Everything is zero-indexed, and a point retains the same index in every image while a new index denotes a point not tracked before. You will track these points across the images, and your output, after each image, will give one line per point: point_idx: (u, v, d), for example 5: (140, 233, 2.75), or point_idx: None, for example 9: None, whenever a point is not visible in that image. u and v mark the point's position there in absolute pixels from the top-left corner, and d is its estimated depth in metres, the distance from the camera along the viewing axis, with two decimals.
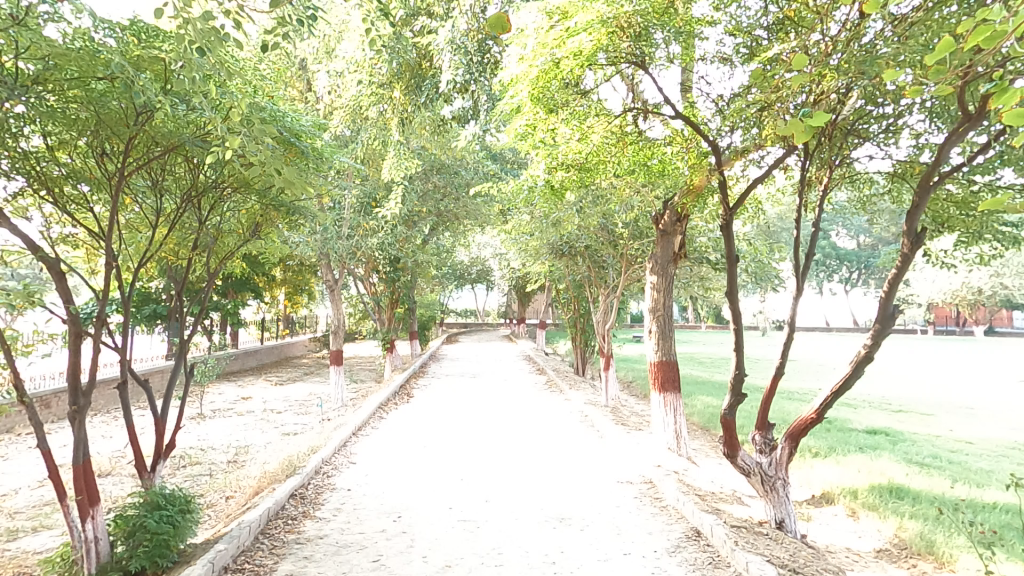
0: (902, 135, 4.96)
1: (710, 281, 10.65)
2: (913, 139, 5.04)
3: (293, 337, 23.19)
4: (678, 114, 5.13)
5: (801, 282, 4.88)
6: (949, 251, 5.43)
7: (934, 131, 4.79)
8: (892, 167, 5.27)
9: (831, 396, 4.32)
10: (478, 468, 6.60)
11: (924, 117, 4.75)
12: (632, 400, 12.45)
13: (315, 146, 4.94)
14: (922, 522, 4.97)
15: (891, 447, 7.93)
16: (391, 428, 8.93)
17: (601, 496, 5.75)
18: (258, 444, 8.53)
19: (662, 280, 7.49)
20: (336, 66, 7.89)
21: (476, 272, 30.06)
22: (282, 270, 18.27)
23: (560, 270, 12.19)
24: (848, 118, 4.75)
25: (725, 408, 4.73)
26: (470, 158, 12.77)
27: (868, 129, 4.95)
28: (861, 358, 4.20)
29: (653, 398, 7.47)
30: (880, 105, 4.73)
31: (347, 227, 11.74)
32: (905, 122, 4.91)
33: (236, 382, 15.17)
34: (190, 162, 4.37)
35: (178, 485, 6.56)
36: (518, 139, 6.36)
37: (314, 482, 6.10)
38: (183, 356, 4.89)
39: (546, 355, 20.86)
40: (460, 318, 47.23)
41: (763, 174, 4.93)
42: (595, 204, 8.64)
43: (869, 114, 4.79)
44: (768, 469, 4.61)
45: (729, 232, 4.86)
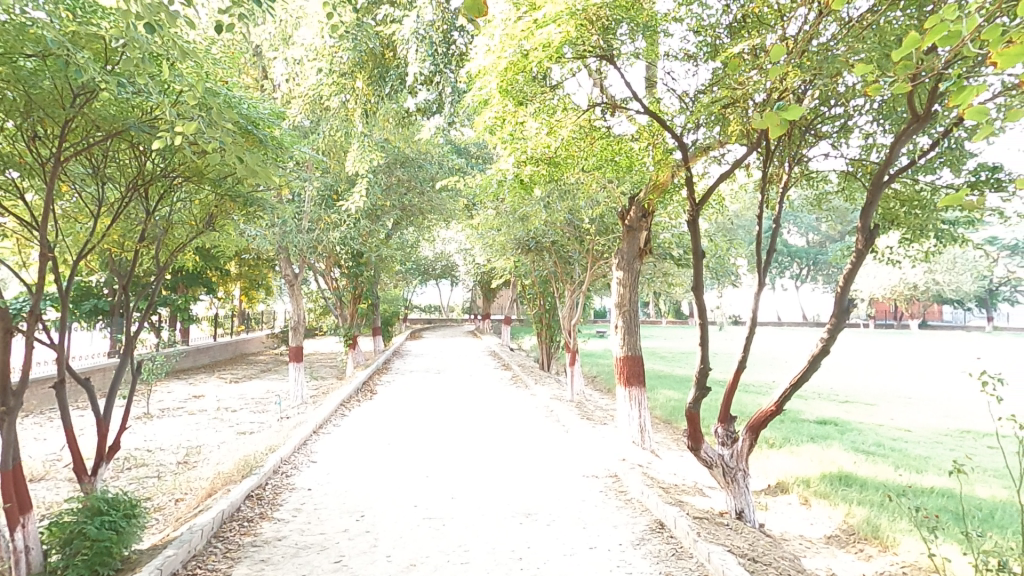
0: (852, 136, 5.16)
1: (673, 277, 10.87)
2: (862, 139, 5.25)
3: (249, 333, 22.40)
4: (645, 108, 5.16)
5: (762, 278, 4.99)
6: (894, 247, 5.70)
7: (882, 132, 5.00)
8: (845, 168, 5.47)
9: (790, 389, 4.44)
10: (444, 465, 6.50)
11: (873, 118, 4.95)
12: (596, 394, 12.62)
13: (274, 135, 4.72)
14: (869, 507, 5.19)
15: (839, 436, 8.29)
16: (353, 425, 8.70)
17: (567, 490, 5.77)
18: (211, 444, 8.17)
19: (628, 275, 7.51)
20: (295, 54, 7.59)
21: (440, 268, 29.74)
22: (238, 264, 17.63)
23: (526, 266, 12.17)
24: (804, 119, 4.91)
25: (690, 401, 4.81)
26: (434, 151, 12.57)
27: (822, 129, 5.12)
28: (818, 351, 4.32)
29: (618, 393, 7.55)
30: (832, 107, 4.92)
31: (307, 220, 11.39)
32: (855, 123, 5.11)
33: (187, 380, 14.51)
34: (139, 149, 4.11)
35: (122, 488, 6.19)
36: (485, 132, 6.27)
37: (272, 482, 5.88)
38: (129, 353, 4.59)
39: (511, 351, 20.93)
40: (423, 314, 46.65)
41: (729, 171, 4.99)
42: (561, 198, 8.64)
43: (825, 114, 4.94)
44: (729, 461, 4.72)
45: (695, 227, 4.92)
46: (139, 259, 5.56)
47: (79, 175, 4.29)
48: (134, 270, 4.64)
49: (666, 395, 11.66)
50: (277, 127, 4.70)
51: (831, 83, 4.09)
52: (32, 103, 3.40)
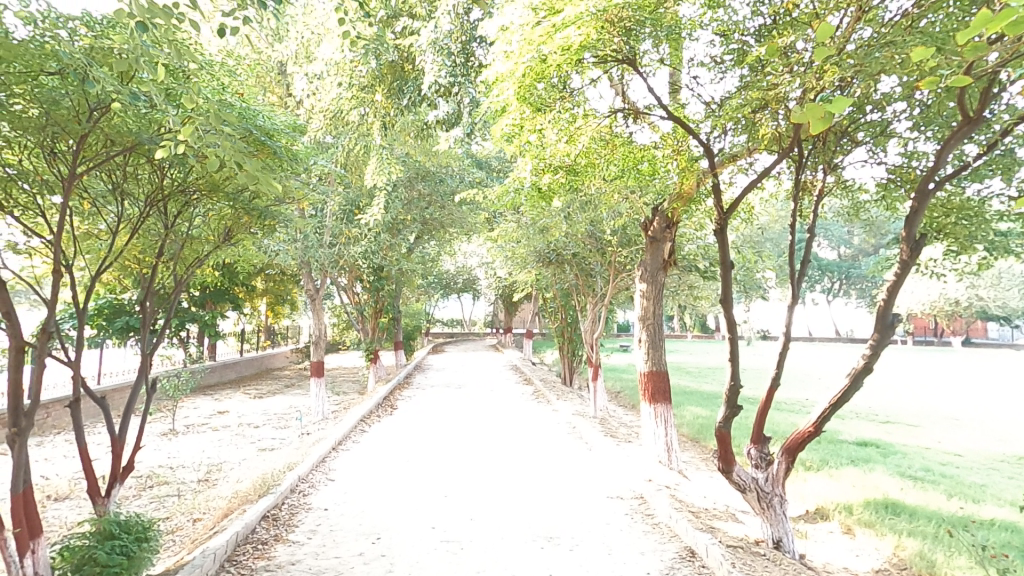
0: (890, 143, 4.89)
1: (699, 290, 10.53)
2: (901, 147, 4.97)
3: (274, 348, 22.69)
4: (668, 114, 4.98)
5: (796, 290, 4.69)
6: (939, 260, 5.35)
7: (922, 139, 4.71)
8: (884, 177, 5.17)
9: (829, 409, 4.13)
10: (462, 485, 6.31)
11: (914, 124, 4.67)
12: (621, 411, 12.28)
13: (289, 147, 4.68)
14: (921, 540, 4.79)
15: (882, 460, 7.81)
16: (372, 442, 8.59)
17: (591, 513, 5.52)
18: (232, 462, 8.14)
19: (652, 288, 7.26)
20: (316, 69, 7.64)
21: (462, 281, 29.78)
22: (263, 279, 17.92)
23: (547, 279, 11.97)
24: (839, 124, 4.66)
25: (720, 421, 4.54)
26: (455, 166, 12.57)
27: (857, 136, 4.86)
28: (860, 369, 4.02)
29: (643, 410, 7.25)
30: (868, 113, 4.68)
31: (329, 234, 11.45)
32: (894, 130, 4.83)
33: (213, 395, 14.67)
34: (155, 164, 4.10)
35: (142, 508, 6.17)
36: (504, 143, 6.18)
37: (288, 501, 5.77)
38: (145, 371, 4.56)
39: (533, 365, 20.69)
40: (446, 328, 46.87)
41: (759, 177, 4.76)
42: (583, 210, 8.49)
43: (860, 119, 4.70)
44: (764, 485, 4.41)
45: (723, 237, 4.67)
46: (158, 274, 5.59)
47: (99, 192, 4.34)
48: (152, 285, 4.65)
49: (694, 412, 11.25)
50: (291, 139, 4.65)
51: (869, 84, 3.85)
52: (50, 120, 3.41)
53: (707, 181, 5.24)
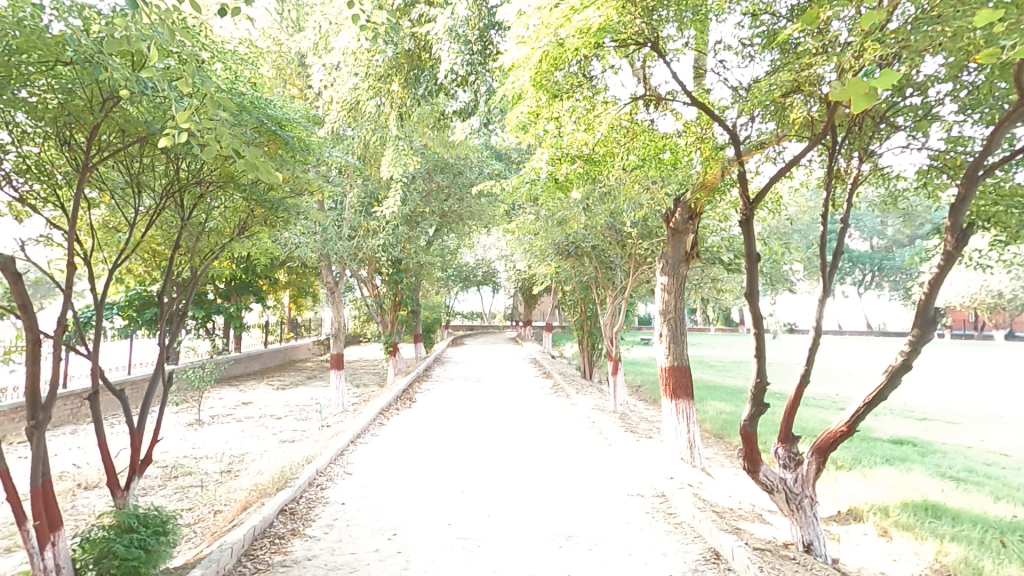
0: (933, 127, 4.58)
1: (723, 282, 10.26)
2: (945, 131, 4.67)
3: (298, 339, 23.01)
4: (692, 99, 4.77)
5: (828, 283, 4.46)
6: (985, 251, 5.05)
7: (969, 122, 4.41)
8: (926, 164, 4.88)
9: (864, 408, 3.92)
10: (480, 481, 6.25)
11: (959, 107, 4.38)
12: (642, 406, 12.09)
13: (301, 137, 4.63)
14: (966, 546, 4.54)
15: (920, 459, 7.49)
16: (390, 436, 8.61)
17: (611, 511, 5.40)
18: (254, 453, 8.23)
19: (674, 281, 7.05)
20: (333, 59, 7.59)
21: (482, 274, 29.75)
22: (286, 272, 18.15)
23: (567, 272, 11.80)
24: (875, 109, 4.42)
25: (745, 419, 4.36)
26: (474, 157, 12.44)
27: (896, 120, 4.59)
28: (898, 366, 3.80)
29: (664, 406, 7.07)
30: (909, 96, 4.41)
31: (348, 227, 11.47)
32: (937, 113, 4.54)
33: (237, 386, 14.93)
34: (169, 155, 4.10)
35: (166, 498, 6.26)
36: (521, 132, 6.04)
37: (306, 495, 5.79)
38: (163, 364, 4.57)
39: (553, 359, 20.58)
40: (466, 321, 47.03)
41: (788, 165, 4.52)
42: (603, 201, 8.28)
43: (899, 103, 4.44)
44: (793, 486, 4.23)
45: (749, 228, 4.46)
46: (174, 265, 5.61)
47: (117, 184, 4.36)
48: (168, 277, 4.67)
49: (717, 407, 10.99)
50: (304, 129, 4.60)
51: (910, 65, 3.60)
52: (64, 110, 3.39)
53: (733, 169, 5.04)
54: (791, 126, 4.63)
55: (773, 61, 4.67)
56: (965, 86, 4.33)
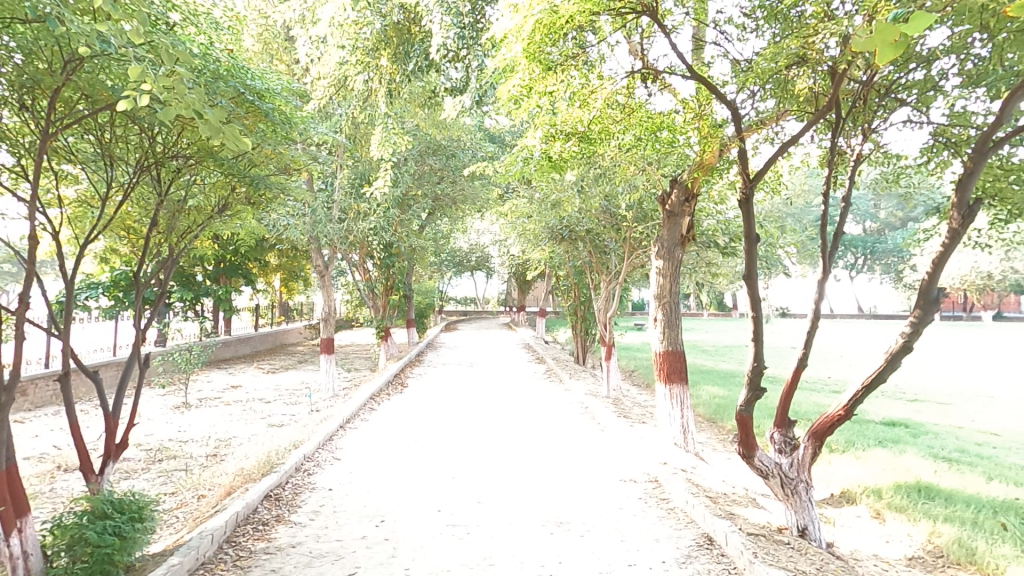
0: (936, 102, 4.49)
1: (718, 266, 10.15)
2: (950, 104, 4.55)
3: (289, 324, 22.80)
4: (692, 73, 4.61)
5: (827, 264, 4.32)
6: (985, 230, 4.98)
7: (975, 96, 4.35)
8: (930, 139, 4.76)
9: (862, 391, 3.81)
10: (471, 467, 6.16)
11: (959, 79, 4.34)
12: (635, 390, 12.04)
13: (284, 110, 4.42)
14: (959, 527, 4.49)
15: (913, 441, 7.47)
16: (381, 421, 8.50)
17: (603, 496, 5.33)
18: (242, 437, 8.09)
19: (669, 264, 6.90)
20: (319, 32, 7.33)
21: (475, 259, 29.53)
22: (276, 255, 17.93)
23: (560, 257, 11.65)
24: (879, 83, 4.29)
25: (741, 404, 4.26)
26: (467, 137, 12.20)
27: (897, 97, 4.51)
28: (898, 348, 3.68)
29: (657, 390, 6.98)
30: (909, 70, 4.34)
31: (337, 209, 11.22)
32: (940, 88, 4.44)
33: (226, 370, 14.73)
34: (141, 128, 3.92)
35: (149, 483, 6.12)
36: (513, 107, 5.85)
37: (293, 481, 5.67)
38: (139, 347, 4.41)
39: (547, 343, 20.53)
40: (459, 306, 46.93)
41: (788, 142, 4.37)
42: (598, 182, 8.10)
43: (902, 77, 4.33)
44: (789, 471, 4.14)
45: (749, 207, 4.32)
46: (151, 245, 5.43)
47: (87, 156, 4.16)
48: (144, 257, 4.52)
49: (711, 392, 10.95)
50: (283, 98, 4.39)
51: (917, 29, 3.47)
52: (23, 71, 3.17)
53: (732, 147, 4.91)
54: (793, 100, 4.64)
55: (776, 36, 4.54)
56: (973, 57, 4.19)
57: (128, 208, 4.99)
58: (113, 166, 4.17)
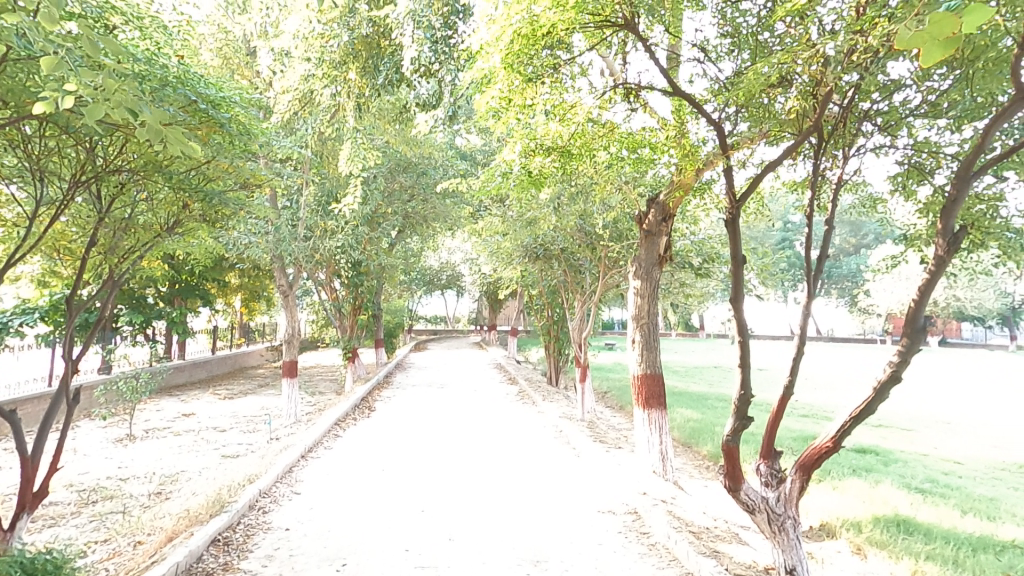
0: (904, 130, 4.56)
1: (691, 288, 10.11)
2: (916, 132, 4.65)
3: (250, 345, 21.89)
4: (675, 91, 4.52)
5: (812, 289, 4.20)
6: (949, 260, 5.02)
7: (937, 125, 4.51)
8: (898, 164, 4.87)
9: (851, 422, 3.65)
10: (441, 500, 5.79)
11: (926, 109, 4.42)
12: (608, 413, 11.86)
13: (242, 122, 4.07)
14: (942, 566, 4.34)
15: (884, 469, 7.46)
16: (345, 449, 8.02)
17: (580, 531, 5.04)
18: (191, 471, 7.50)
19: (646, 285, 6.76)
20: (284, 43, 7.03)
21: (446, 278, 29.13)
22: (237, 275, 17.25)
23: (533, 276, 11.46)
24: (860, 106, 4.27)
25: (727, 434, 4.07)
26: (438, 155, 11.96)
27: (866, 127, 4.55)
28: (886, 378, 3.53)
29: (636, 416, 6.77)
30: (876, 101, 4.43)
31: (302, 227, 10.76)
32: (908, 118, 4.53)
33: (179, 396, 13.89)
34: (78, 142, 3.55)
35: (80, 528, 5.52)
36: (490, 120, 5.67)
37: (245, 521, 5.19)
38: (66, 385, 3.98)
39: (518, 364, 20.24)
40: (429, 325, 46.28)
41: (776, 159, 4.28)
42: (573, 199, 7.97)
43: (869, 107, 4.41)
44: (776, 505, 3.94)
45: (735, 227, 4.20)
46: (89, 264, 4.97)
47: (13, 172, 3.74)
48: (79, 280, 4.11)
49: (684, 414, 10.83)
50: (240, 109, 4.05)
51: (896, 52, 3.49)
52: None
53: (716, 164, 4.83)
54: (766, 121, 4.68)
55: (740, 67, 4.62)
56: (935, 88, 4.31)
57: (63, 225, 4.54)
58: (45, 182, 3.77)
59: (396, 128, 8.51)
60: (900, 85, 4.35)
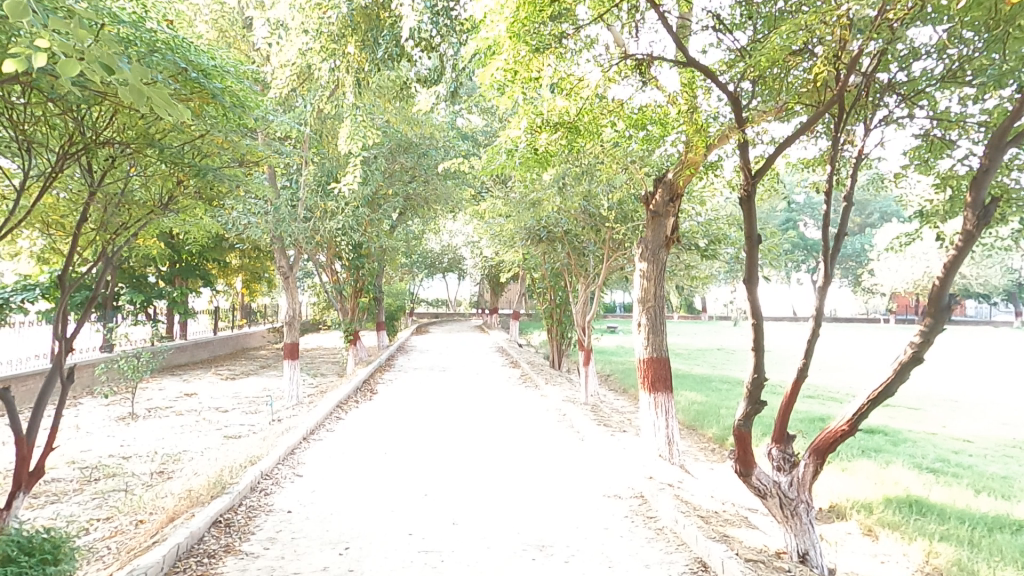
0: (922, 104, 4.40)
1: (696, 269, 9.98)
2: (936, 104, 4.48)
3: (252, 327, 21.86)
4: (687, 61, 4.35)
5: (829, 268, 4.06)
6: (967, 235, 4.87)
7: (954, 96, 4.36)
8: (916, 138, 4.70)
9: (868, 405, 3.53)
10: (445, 483, 5.73)
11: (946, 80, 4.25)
12: (611, 396, 11.81)
13: (237, 92, 3.91)
14: (957, 547, 4.26)
15: (893, 450, 7.38)
16: (347, 432, 7.97)
17: (587, 515, 4.98)
18: (193, 451, 7.46)
19: (653, 267, 6.60)
20: (281, 16, 6.83)
21: (447, 261, 29.00)
22: (238, 256, 17.15)
23: (536, 258, 11.34)
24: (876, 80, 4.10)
25: (739, 417, 3.97)
26: (439, 134, 11.74)
27: (885, 99, 4.38)
28: (907, 359, 3.41)
29: (641, 399, 6.68)
30: (893, 72, 4.26)
31: (302, 207, 10.60)
32: (928, 90, 4.35)
33: (181, 377, 13.86)
34: (64, 112, 3.38)
35: (81, 506, 5.48)
36: (494, 92, 5.47)
37: (247, 503, 5.13)
38: (60, 364, 3.88)
39: (520, 347, 20.20)
40: (431, 309, 46.27)
41: (791, 135, 4.12)
42: (577, 180, 7.71)
43: (888, 78, 4.23)
44: (788, 490, 3.86)
45: (750, 204, 4.04)
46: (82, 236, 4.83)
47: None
48: (71, 256, 3.94)
49: (688, 397, 10.76)
50: (233, 78, 3.86)
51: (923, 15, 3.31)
52: None
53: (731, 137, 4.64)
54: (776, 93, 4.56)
55: (754, 37, 4.43)
56: (957, 56, 4.14)
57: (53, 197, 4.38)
58: (33, 153, 3.59)
59: (397, 107, 8.33)
60: (918, 55, 4.19)
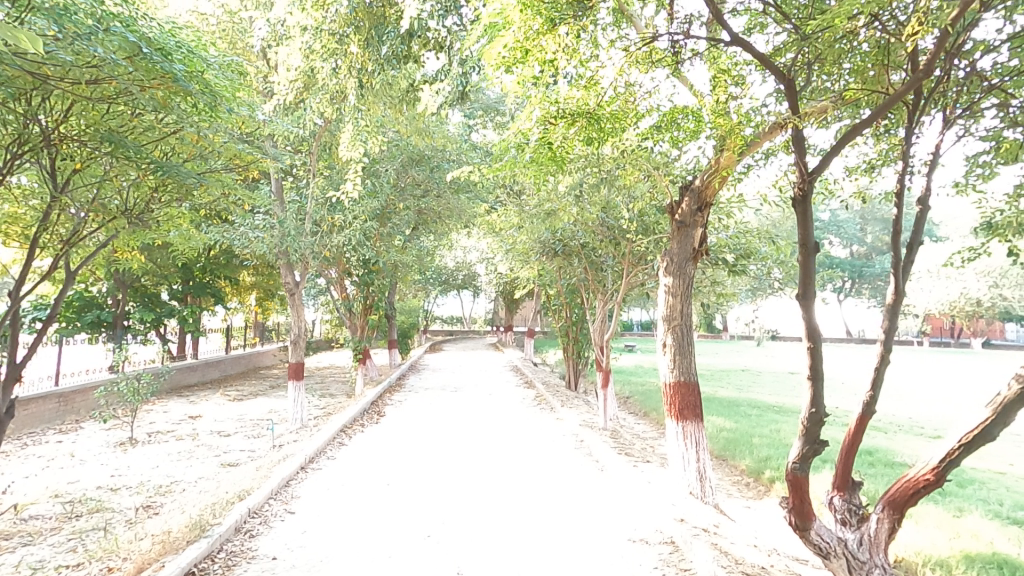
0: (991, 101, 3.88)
1: (723, 286, 9.34)
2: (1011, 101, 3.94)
3: (263, 345, 21.59)
4: (731, 38, 3.81)
5: (900, 282, 3.63)
6: None
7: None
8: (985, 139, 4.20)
9: (960, 451, 2.93)
10: (452, 523, 5.15)
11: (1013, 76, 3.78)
12: (632, 420, 11.11)
13: (195, 69, 3.75)
14: None
15: (960, 492, 6.55)
16: (349, 460, 7.45)
17: (609, 564, 4.35)
18: (186, 481, 6.98)
19: (680, 282, 5.94)
20: (284, 18, 6.53)
21: (462, 278, 28.57)
22: (251, 273, 16.88)
23: (552, 273, 10.78)
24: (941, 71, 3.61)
25: (793, 461, 3.54)
26: (450, 146, 11.30)
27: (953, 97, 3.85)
28: (1012, 397, 2.77)
29: (668, 428, 5.99)
30: (965, 63, 3.76)
31: (310, 221, 10.20)
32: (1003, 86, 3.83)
33: (187, 397, 13.48)
34: (11, 109, 3.26)
35: (55, 549, 4.97)
36: (504, 84, 4.99)
37: (229, 547, 4.60)
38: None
39: (535, 366, 19.52)
40: (445, 326, 45.84)
41: (859, 126, 3.52)
42: (595, 188, 7.19)
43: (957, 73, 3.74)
44: (857, 551, 3.35)
45: (806, 207, 3.53)
46: (44, 239, 4.69)
47: None
48: (30, 261, 3.75)
49: (717, 423, 10.00)
50: (201, 63, 3.80)
51: None
52: None
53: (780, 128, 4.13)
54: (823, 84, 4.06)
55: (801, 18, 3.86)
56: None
57: (22, 190, 4.33)
58: None
59: (406, 117, 7.90)
60: (985, 50, 3.72)
